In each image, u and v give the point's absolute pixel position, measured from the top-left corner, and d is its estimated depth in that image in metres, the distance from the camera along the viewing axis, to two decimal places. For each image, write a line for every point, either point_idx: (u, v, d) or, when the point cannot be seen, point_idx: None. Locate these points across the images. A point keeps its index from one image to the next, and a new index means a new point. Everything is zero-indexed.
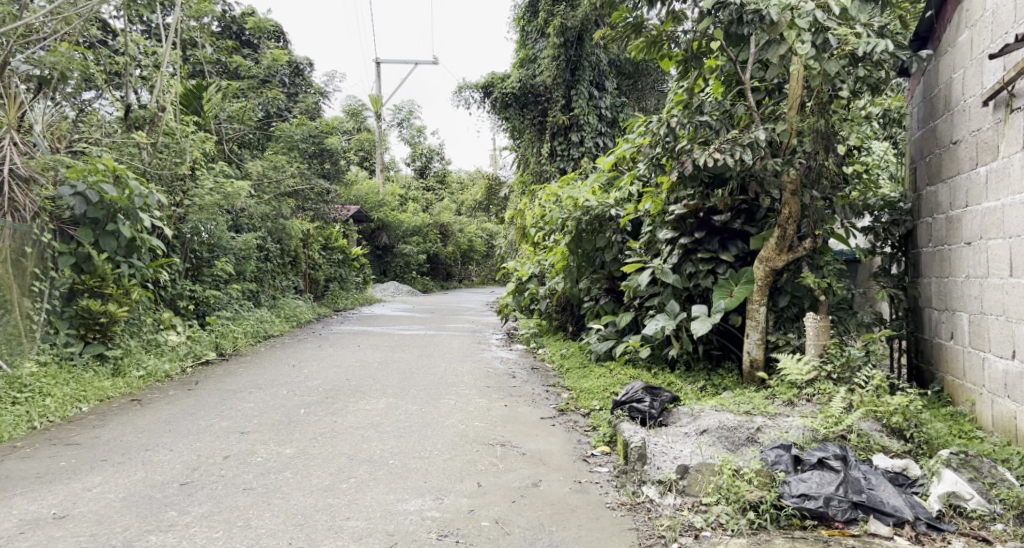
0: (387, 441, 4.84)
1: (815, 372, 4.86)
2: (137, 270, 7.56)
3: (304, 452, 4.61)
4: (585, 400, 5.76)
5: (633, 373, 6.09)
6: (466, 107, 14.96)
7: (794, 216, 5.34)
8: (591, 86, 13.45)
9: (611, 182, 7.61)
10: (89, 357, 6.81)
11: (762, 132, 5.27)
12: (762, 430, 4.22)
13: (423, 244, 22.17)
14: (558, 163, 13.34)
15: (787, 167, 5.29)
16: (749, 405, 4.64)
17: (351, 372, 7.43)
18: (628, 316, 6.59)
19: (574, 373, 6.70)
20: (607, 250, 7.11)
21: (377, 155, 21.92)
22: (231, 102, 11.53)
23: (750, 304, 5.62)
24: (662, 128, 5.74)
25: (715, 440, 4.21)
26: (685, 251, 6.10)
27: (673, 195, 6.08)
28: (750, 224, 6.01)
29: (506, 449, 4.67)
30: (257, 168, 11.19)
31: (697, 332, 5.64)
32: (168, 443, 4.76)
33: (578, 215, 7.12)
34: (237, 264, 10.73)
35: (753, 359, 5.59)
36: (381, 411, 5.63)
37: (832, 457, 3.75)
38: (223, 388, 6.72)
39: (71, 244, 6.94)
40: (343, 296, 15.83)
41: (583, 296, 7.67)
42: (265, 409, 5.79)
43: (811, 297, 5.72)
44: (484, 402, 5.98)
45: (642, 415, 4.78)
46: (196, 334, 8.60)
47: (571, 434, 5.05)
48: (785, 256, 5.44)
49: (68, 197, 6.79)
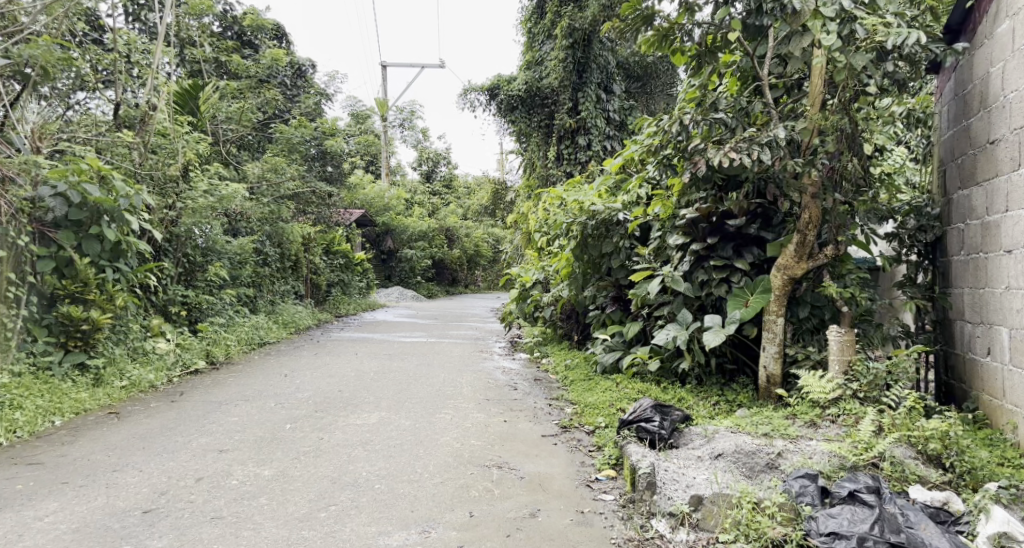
0: (374, 462, 4.47)
1: (839, 391, 4.48)
2: (123, 274, 7.24)
3: (285, 475, 4.25)
4: (590, 416, 5.39)
5: (641, 387, 5.72)
6: (471, 110, 14.64)
7: (814, 221, 4.96)
8: (600, 89, 13.10)
9: (618, 185, 7.25)
10: (69, 366, 6.53)
11: (781, 130, 4.88)
12: (783, 456, 3.85)
13: (429, 249, 21.84)
14: (565, 167, 12.99)
15: (808, 167, 4.90)
16: (767, 425, 4.26)
17: (345, 382, 7.08)
18: (636, 326, 6.22)
19: (578, 386, 6.32)
20: (614, 256, 6.73)
21: (383, 159, 21.60)
22: (229, 102, 11.21)
23: (767, 315, 5.24)
24: (673, 126, 5.36)
25: (731, 466, 3.85)
26: (697, 258, 5.72)
27: (685, 198, 5.71)
28: (767, 229, 5.59)
29: (503, 472, 4.30)
30: (255, 170, 10.87)
31: (709, 344, 5.28)
32: (139, 462, 4.43)
33: (584, 220, 6.75)
34: (232, 268, 10.40)
35: (769, 374, 5.23)
36: (372, 427, 5.27)
37: (864, 490, 3.41)
38: (208, 399, 6.38)
39: (51, 248, 6.62)
40: (346, 301, 15.50)
41: (589, 304, 7.29)
42: (249, 424, 5.45)
43: (833, 308, 5.32)
44: (482, 417, 5.61)
45: (651, 435, 4.37)
46: (186, 341, 8.26)
47: (574, 455, 4.67)
48: (805, 264, 5.07)
49: (48, 199, 6.51)
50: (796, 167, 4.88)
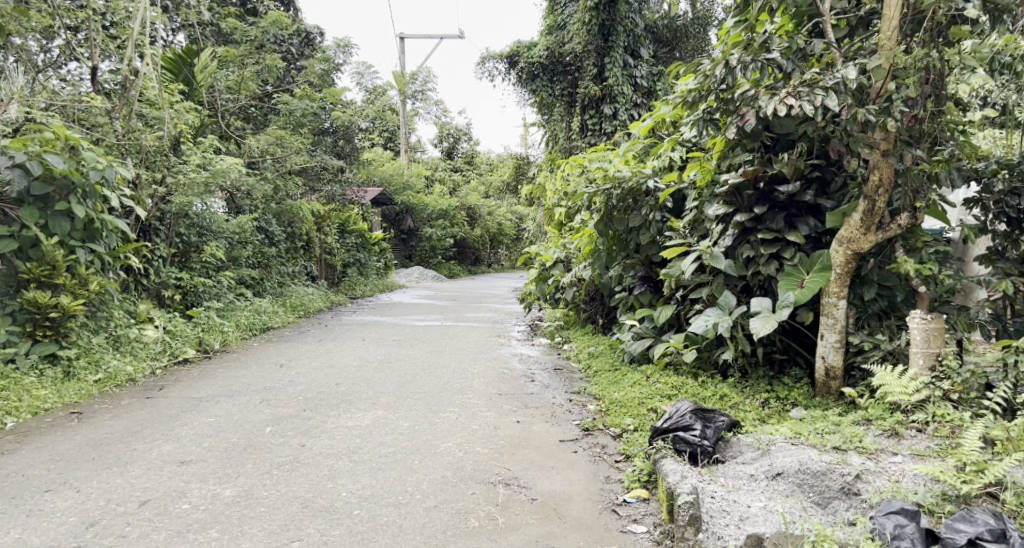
0: (358, 478, 3.74)
1: (926, 392, 3.66)
2: (97, 256, 6.52)
3: (248, 496, 3.55)
4: (616, 417, 4.61)
5: (675, 382, 4.91)
6: (490, 79, 13.78)
7: (885, 183, 4.10)
8: (626, 53, 12.14)
9: (648, 150, 6.42)
10: (36, 358, 5.88)
11: (851, 70, 4.03)
12: (862, 479, 3.12)
13: (450, 227, 21.02)
14: (589, 138, 12.09)
15: (883, 117, 4.01)
16: (837, 435, 3.46)
17: (344, 374, 6.35)
18: (668, 310, 5.38)
19: (602, 380, 5.53)
20: (643, 231, 5.86)
21: (401, 135, 20.81)
22: (230, 71, 10.50)
23: (826, 297, 4.40)
24: (716, 69, 4.44)
25: (795, 492, 3.16)
26: (742, 230, 4.86)
27: (727, 160, 4.87)
28: (823, 196, 4.75)
29: (510, 492, 3.57)
30: (259, 144, 10.06)
31: (758, 333, 4.42)
32: (83, 478, 3.79)
33: (608, 189, 5.83)
34: (231, 249, 9.73)
35: (829, 367, 4.39)
36: (364, 430, 4.54)
37: (988, 536, 2.66)
38: (188, 396, 5.69)
39: (13, 227, 5.93)
40: (362, 282, 14.78)
41: (615, 285, 6.46)
42: (224, 427, 4.74)
43: (906, 289, 4.43)
44: (492, 416, 4.85)
45: (692, 448, 3.59)
46: (177, 328, 7.58)
47: (597, 468, 3.89)
48: (873, 236, 4.21)
49: (5, 171, 5.80)
50: (869, 116, 3.99)
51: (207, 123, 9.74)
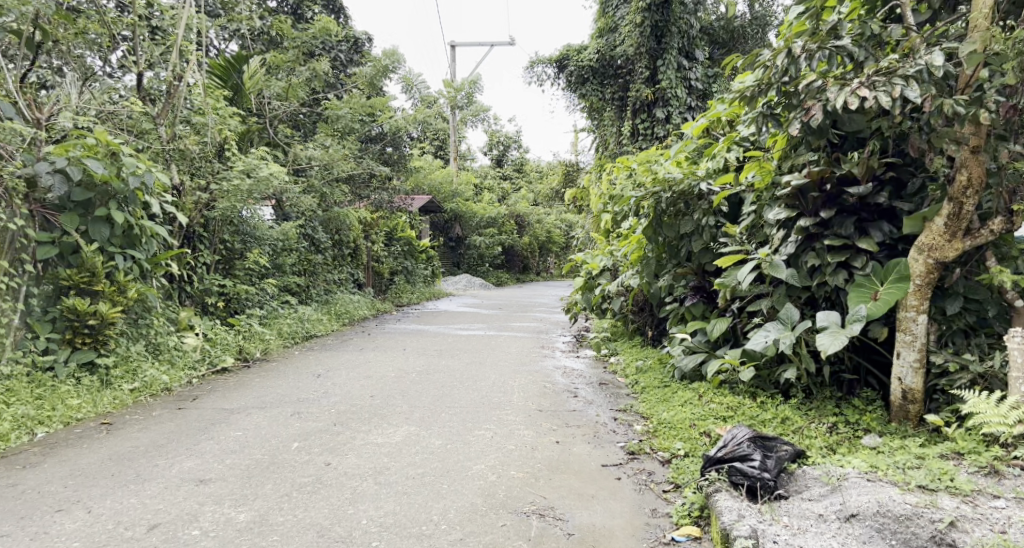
0: (381, 504, 3.45)
1: None
2: (135, 262, 6.38)
3: (262, 522, 3.31)
4: (666, 440, 4.22)
5: (731, 401, 4.49)
6: (539, 84, 13.48)
7: (975, 184, 3.65)
8: (680, 55, 11.66)
9: (702, 152, 6.01)
10: (74, 366, 5.75)
11: (937, 54, 3.60)
12: (955, 527, 2.82)
13: (499, 235, 20.76)
14: (641, 143, 11.65)
15: (974, 107, 3.58)
16: (922, 473, 3.17)
17: (381, 385, 6.08)
18: (723, 323, 4.97)
19: (650, 397, 5.13)
20: (696, 238, 5.45)
21: (451, 143, 20.67)
22: (278, 77, 10.42)
23: (903, 311, 3.93)
24: (778, 59, 4.05)
25: (873, 537, 2.87)
26: (807, 236, 4.43)
27: (790, 160, 4.45)
28: (898, 199, 4.29)
29: (548, 525, 3.26)
30: (306, 151, 9.94)
31: (826, 351, 3.99)
32: (97, 496, 3.60)
33: (657, 193, 5.47)
34: (276, 255, 9.61)
35: (907, 389, 3.93)
36: (393, 448, 4.25)
37: None
38: (220, 407, 5.49)
39: (55, 232, 5.82)
40: (409, 291, 14.60)
41: (665, 296, 6.04)
42: (251, 442, 4.50)
43: (997, 302, 3.96)
44: (531, 435, 4.51)
45: (750, 481, 3.25)
46: (217, 335, 7.45)
47: (643, 499, 3.52)
48: (960, 243, 3.74)
49: (46, 176, 5.62)
50: (956, 107, 3.56)
51: (254, 130, 9.68)
